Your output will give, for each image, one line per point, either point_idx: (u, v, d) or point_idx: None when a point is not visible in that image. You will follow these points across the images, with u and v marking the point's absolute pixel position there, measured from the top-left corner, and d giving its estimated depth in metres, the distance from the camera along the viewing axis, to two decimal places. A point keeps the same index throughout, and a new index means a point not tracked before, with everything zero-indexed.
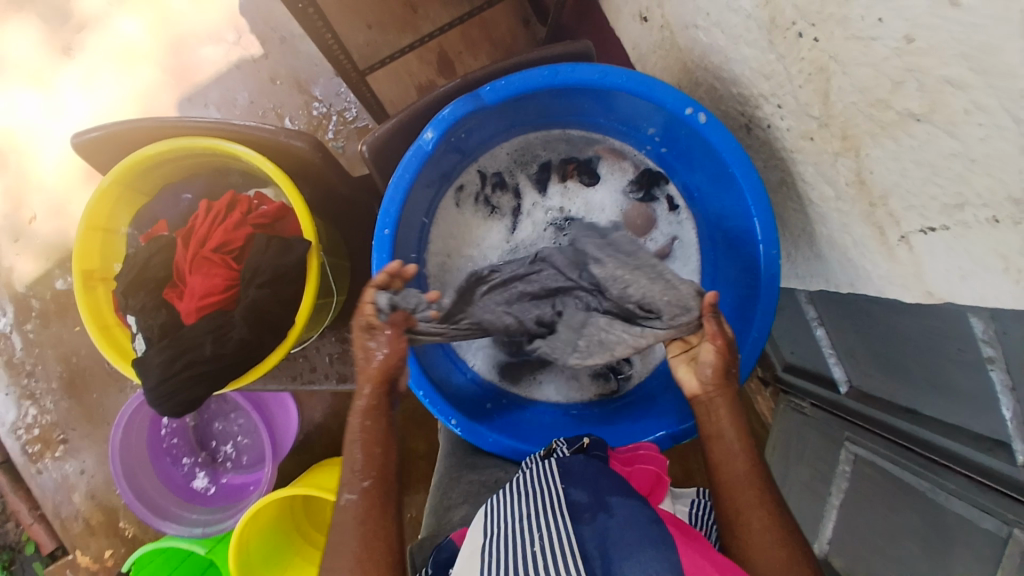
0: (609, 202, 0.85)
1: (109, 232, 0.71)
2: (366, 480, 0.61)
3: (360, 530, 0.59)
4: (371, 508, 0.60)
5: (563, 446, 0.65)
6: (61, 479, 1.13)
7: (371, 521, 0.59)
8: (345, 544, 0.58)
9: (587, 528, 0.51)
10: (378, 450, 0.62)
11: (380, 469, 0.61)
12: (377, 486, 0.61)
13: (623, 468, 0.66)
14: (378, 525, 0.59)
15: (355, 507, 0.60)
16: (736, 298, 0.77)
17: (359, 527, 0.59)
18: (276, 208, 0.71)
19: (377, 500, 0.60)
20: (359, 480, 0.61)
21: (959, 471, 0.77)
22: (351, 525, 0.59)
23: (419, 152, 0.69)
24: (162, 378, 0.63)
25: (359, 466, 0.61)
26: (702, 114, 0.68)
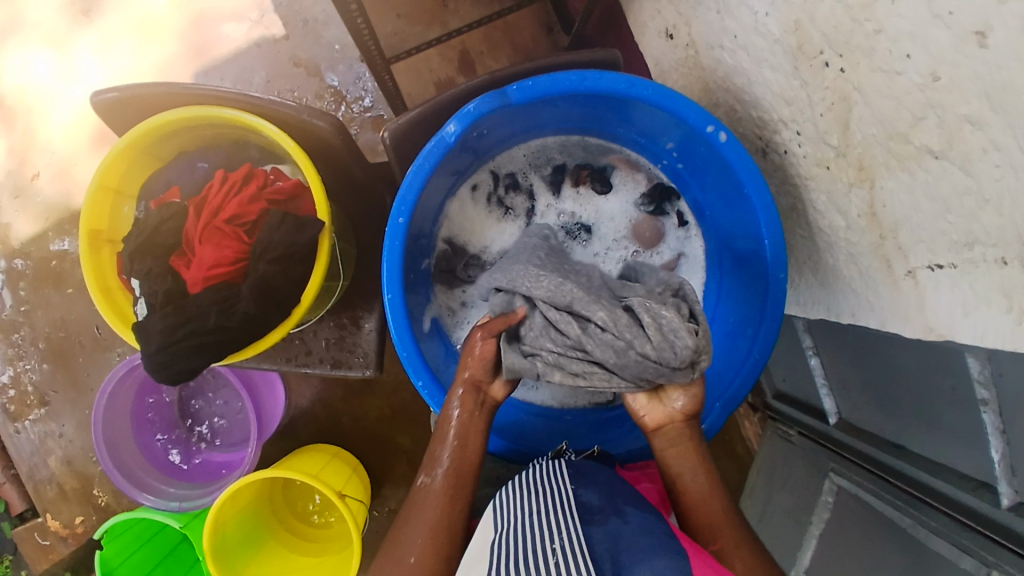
0: (619, 211, 0.86)
1: (119, 194, 0.71)
2: (443, 469, 0.62)
3: (433, 509, 0.59)
4: (449, 492, 0.61)
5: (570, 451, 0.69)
6: (38, 443, 1.11)
7: (446, 506, 0.60)
8: (422, 522, 0.58)
9: (578, 522, 0.52)
10: (458, 443, 0.64)
11: (460, 466, 0.63)
12: (454, 474, 0.62)
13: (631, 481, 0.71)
14: (449, 511, 0.60)
15: (431, 490, 0.61)
16: (737, 319, 0.78)
17: (434, 505, 0.60)
18: (293, 185, 0.71)
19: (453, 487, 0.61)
20: (437, 468, 0.62)
21: (940, 510, 0.78)
22: (426, 508, 0.60)
23: (440, 144, 0.70)
24: (162, 345, 0.62)
25: (442, 457, 0.63)
26: (723, 133, 0.69)
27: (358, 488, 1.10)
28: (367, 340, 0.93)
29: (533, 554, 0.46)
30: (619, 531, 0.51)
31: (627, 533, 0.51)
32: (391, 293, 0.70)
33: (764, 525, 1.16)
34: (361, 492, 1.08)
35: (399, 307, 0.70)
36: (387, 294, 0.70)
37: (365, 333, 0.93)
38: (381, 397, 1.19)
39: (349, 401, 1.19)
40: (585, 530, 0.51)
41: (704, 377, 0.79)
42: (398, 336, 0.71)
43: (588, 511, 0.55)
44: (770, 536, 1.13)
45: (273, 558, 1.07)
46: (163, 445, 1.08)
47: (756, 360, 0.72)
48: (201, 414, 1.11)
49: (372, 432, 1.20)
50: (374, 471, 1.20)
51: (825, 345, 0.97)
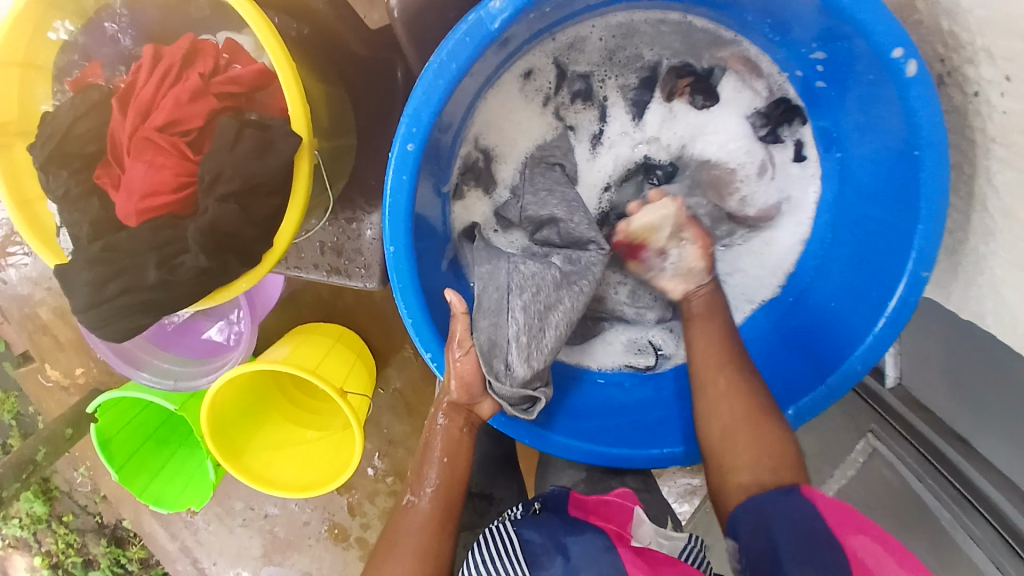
0: (722, 134, 0.64)
1: (30, 67, 0.50)
2: (432, 485, 0.56)
3: (421, 537, 0.53)
4: (432, 519, 0.55)
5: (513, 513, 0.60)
6: (26, 291, 1.04)
7: (432, 528, 0.54)
8: (405, 543, 0.53)
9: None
10: (447, 460, 0.57)
11: (449, 480, 0.57)
12: (442, 495, 0.56)
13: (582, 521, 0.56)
14: (435, 536, 0.54)
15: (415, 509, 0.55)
16: (840, 307, 0.59)
17: (416, 534, 0.53)
18: (258, 74, 0.50)
19: (440, 513, 0.55)
20: (424, 485, 0.56)
21: (991, 521, 0.64)
22: (411, 528, 0.54)
23: (478, 31, 0.47)
24: (89, 302, 0.48)
25: (429, 471, 0.57)
26: (913, 62, 0.46)
27: (361, 379, 1.04)
28: (370, 248, 0.77)
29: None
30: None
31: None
32: (394, 247, 0.53)
33: None
34: (364, 384, 1.02)
35: (406, 261, 0.53)
36: (390, 247, 0.52)
37: (367, 241, 0.76)
38: None
39: None
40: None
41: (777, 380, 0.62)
42: (401, 296, 0.54)
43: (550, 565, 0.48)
44: None
45: (275, 432, 1.05)
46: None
47: (857, 371, 0.54)
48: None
49: (378, 316, 1.11)
50: (376, 352, 1.13)
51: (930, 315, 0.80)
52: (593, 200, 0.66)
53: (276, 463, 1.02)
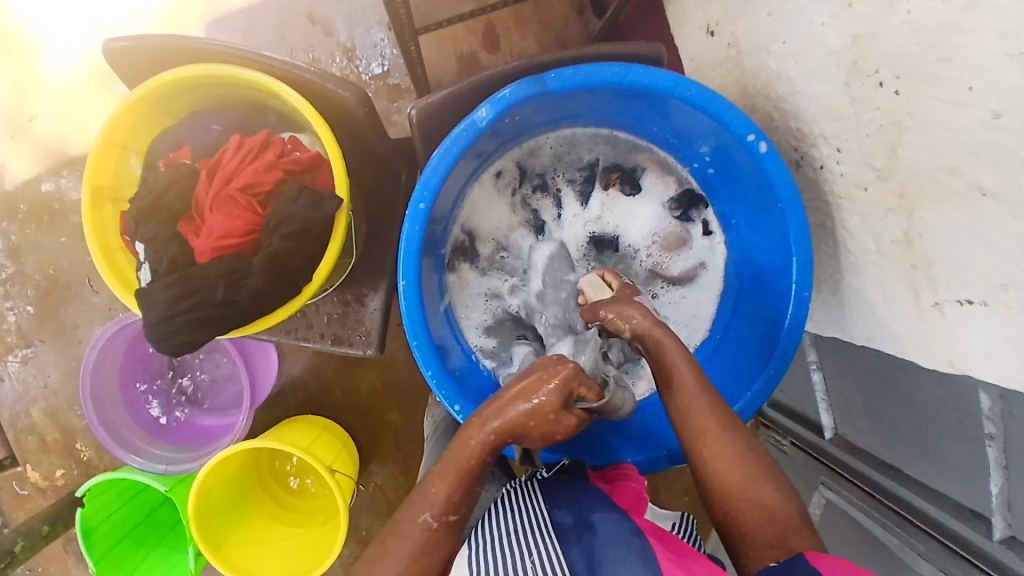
0: (647, 213, 0.84)
1: (124, 148, 0.67)
2: (453, 514, 0.55)
3: (416, 558, 0.53)
4: (434, 542, 0.54)
5: (542, 467, 0.72)
6: (22, 391, 1.09)
7: (436, 556, 0.54)
8: (398, 558, 0.53)
9: (555, 543, 0.54)
10: (472, 489, 0.57)
11: (465, 509, 0.56)
12: (453, 526, 0.55)
13: (605, 487, 0.68)
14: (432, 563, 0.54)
15: (427, 529, 0.54)
16: (758, 333, 0.76)
17: (421, 557, 0.53)
18: (312, 157, 0.68)
19: (444, 538, 0.55)
20: (448, 513, 0.55)
21: (930, 534, 0.79)
22: (409, 542, 0.54)
23: (471, 128, 0.67)
24: (165, 314, 0.60)
25: (453, 497, 0.55)
26: (763, 143, 0.67)
27: (348, 463, 1.10)
28: (370, 319, 0.89)
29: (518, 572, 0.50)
30: (594, 544, 0.54)
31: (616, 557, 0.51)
32: (406, 280, 0.68)
33: None
34: (351, 467, 1.08)
35: (413, 292, 0.68)
36: (403, 280, 0.67)
37: (369, 312, 0.89)
38: (375, 372, 1.17)
39: (344, 373, 1.17)
40: (565, 552, 0.53)
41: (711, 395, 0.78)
42: (410, 323, 0.69)
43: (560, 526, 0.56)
44: None
45: (255, 527, 1.05)
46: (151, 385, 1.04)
47: (770, 378, 0.70)
48: (200, 390, 1.08)
49: (364, 409, 1.18)
50: (360, 445, 1.18)
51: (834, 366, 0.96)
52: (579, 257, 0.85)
53: (254, 558, 1.00)
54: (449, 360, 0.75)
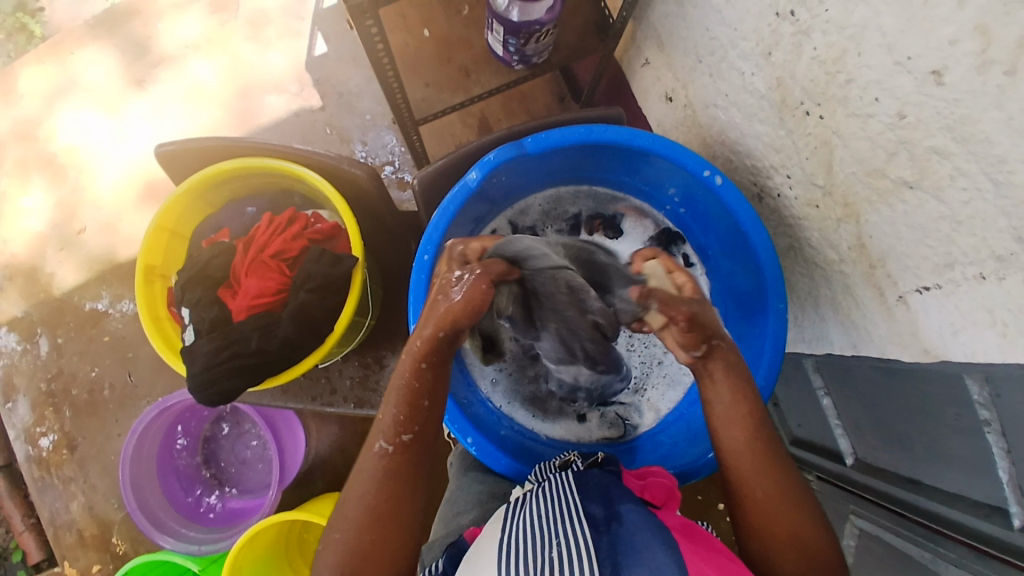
0: (631, 253, 0.92)
1: (174, 233, 0.79)
2: (407, 434, 0.61)
3: (385, 484, 0.61)
4: (395, 463, 0.61)
5: (578, 460, 0.71)
6: (62, 488, 1.14)
7: (400, 475, 0.61)
8: (367, 487, 0.61)
9: (584, 529, 0.54)
10: (426, 404, 0.62)
11: (422, 427, 0.62)
12: (415, 443, 0.62)
13: (637, 482, 0.68)
14: (395, 482, 0.61)
15: (389, 453, 0.61)
16: (749, 351, 0.83)
17: (382, 481, 0.61)
18: (331, 227, 0.77)
19: (403, 457, 0.61)
20: (401, 434, 0.61)
21: (959, 540, 0.78)
22: (376, 471, 0.61)
23: (463, 189, 0.78)
24: (206, 365, 0.68)
25: (404, 418, 0.61)
26: (718, 177, 0.77)
27: None
28: (388, 380, 0.96)
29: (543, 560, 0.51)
30: (621, 531, 0.53)
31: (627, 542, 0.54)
32: (416, 323, 0.77)
33: None
34: None
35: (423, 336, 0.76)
36: (412, 324, 0.75)
37: (387, 373, 0.96)
38: None
39: None
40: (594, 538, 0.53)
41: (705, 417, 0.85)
42: None
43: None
44: None
45: None
46: (184, 479, 1.09)
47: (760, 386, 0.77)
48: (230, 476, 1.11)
49: None
50: None
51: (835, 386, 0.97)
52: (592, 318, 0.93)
53: None
54: (469, 409, 0.82)
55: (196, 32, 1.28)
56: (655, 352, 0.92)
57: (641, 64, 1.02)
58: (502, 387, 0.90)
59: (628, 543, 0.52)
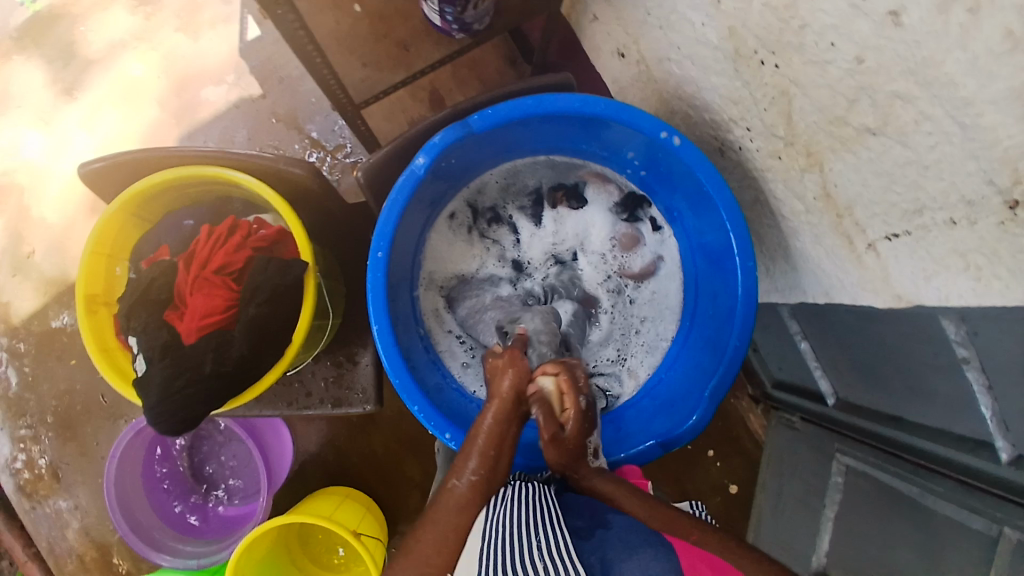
0: (597, 222, 0.91)
1: (113, 257, 0.74)
2: (476, 474, 0.60)
3: (458, 519, 0.57)
4: (469, 502, 0.59)
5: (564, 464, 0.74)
6: (54, 517, 1.12)
7: (471, 513, 0.58)
8: (444, 523, 0.56)
9: (571, 548, 0.57)
10: (492, 452, 0.62)
11: (490, 469, 0.62)
12: (483, 485, 0.60)
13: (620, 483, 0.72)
14: (468, 519, 0.57)
15: (457, 491, 0.59)
16: (720, 311, 0.80)
17: (455, 512, 0.57)
18: (275, 231, 0.74)
19: (477, 497, 0.59)
20: (470, 472, 0.61)
21: (945, 474, 0.79)
22: (449, 508, 0.58)
23: (411, 176, 0.73)
24: (162, 395, 0.66)
25: (473, 460, 0.61)
26: (676, 138, 0.74)
27: (374, 525, 1.11)
28: (363, 375, 0.95)
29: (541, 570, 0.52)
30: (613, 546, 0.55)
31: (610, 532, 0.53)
32: (378, 324, 0.73)
33: (778, 515, 1.12)
34: (377, 529, 1.09)
35: (388, 335, 0.73)
36: (375, 326, 0.72)
37: (361, 369, 0.95)
38: (385, 432, 1.20)
39: (357, 440, 1.19)
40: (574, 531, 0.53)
41: (684, 383, 0.82)
42: (391, 365, 0.73)
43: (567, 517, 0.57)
44: (785, 525, 1.10)
45: None
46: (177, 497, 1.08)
47: (734, 347, 0.74)
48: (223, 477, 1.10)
49: (382, 471, 1.20)
50: (385, 508, 1.19)
51: (814, 332, 0.96)
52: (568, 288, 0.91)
53: None
54: (441, 402, 0.79)
55: (121, 29, 1.20)
56: (633, 317, 0.91)
57: (589, 20, 0.97)
58: (477, 371, 0.88)
59: None
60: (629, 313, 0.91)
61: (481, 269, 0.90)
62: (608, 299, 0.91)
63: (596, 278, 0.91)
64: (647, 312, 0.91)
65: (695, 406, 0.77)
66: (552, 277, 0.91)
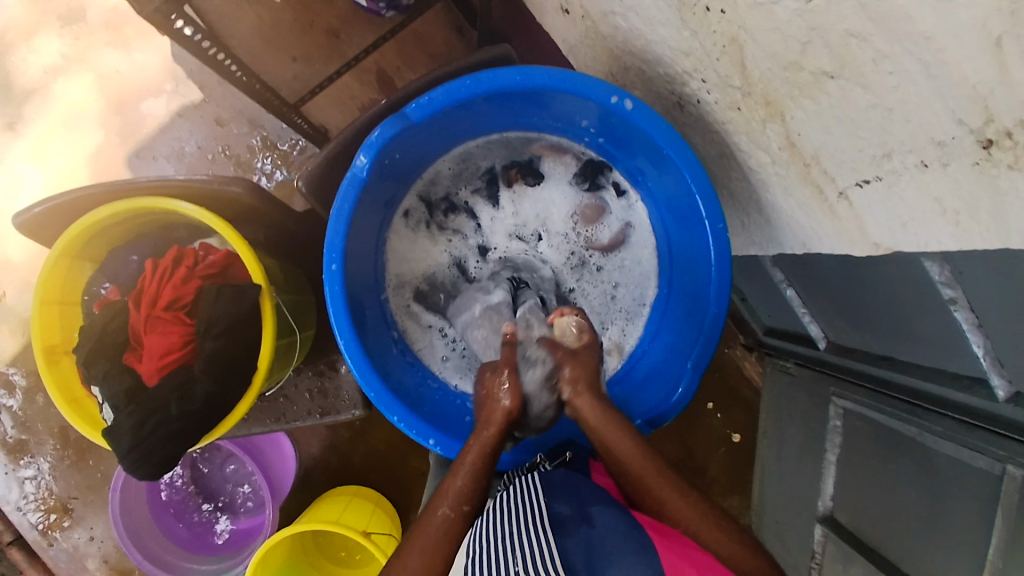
0: (558, 196, 0.88)
1: (66, 304, 0.72)
2: (467, 504, 0.61)
3: (438, 544, 0.58)
4: (453, 533, 0.59)
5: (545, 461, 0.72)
6: (72, 550, 1.14)
7: (456, 543, 0.59)
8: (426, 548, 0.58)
9: (548, 533, 0.54)
10: (481, 483, 0.62)
11: (478, 500, 0.62)
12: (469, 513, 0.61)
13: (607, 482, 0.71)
14: (451, 547, 0.58)
15: (442, 519, 0.60)
16: (693, 275, 0.78)
17: (440, 540, 0.58)
18: (223, 256, 0.71)
19: (462, 528, 0.60)
20: (461, 502, 0.61)
21: (943, 413, 0.77)
22: (432, 533, 0.59)
23: (355, 180, 0.70)
24: (135, 441, 0.64)
25: (461, 489, 0.61)
26: (628, 102, 0.69)
27: (386, 519, 1.12)
28: (349, 382, 0.94)
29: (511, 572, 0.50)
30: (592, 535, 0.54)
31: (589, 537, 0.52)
32: (345, 339, 0.70)
33: (784, 462, 1.13)
34: (388, 523, 1.10)
35: (355, 348, 0.70)
36: (341, 341, 0.69)
37: (345, 376, 0.94)
38: (384, 425, 1.20)
39: (358, 437, 1.20)
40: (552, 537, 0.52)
41: (669, 351, 0.81)
42: (363, 377, 0.71)
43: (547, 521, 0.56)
44: (792, 472, 1.10)
45: None
46: (186, 523, 1.10)
47: (713, 313, 0.73)
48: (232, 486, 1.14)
49: (387, 463, 1.21)
50: (395, 499, 1.20)
51: (800, 280, 0.93)
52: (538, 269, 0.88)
53: None
54: (422, 405, 0.77)
55: (53, 54, 1.15)
56: (608, 289, 0.88)
57: None
58: (457, 365, 0.85)
59: None
60: (603, 285, 0.89)
61: (444, 264, 0.88)
62: (580, 275, 0.89)
63: (562, 256, 0.89)
64: (621, 280, 0.88)
65: (681, 375, 0.75)
66: (520, 259, 0.88)
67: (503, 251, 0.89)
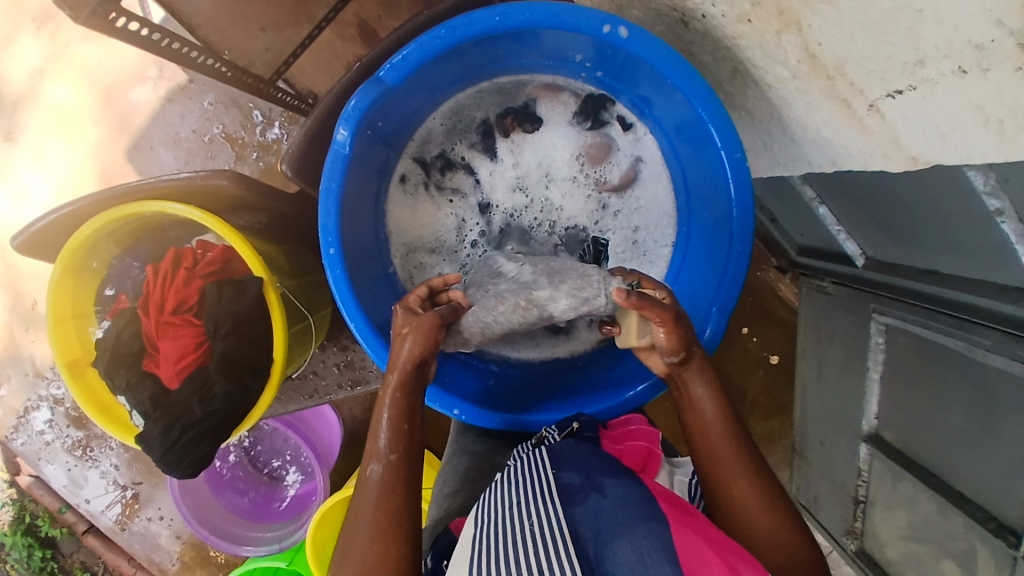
0: (559, 139, 0.82)
1: (78, 316, 0.72)
2: (394, 454, 0.61)
3: (381, 502, 0.59)
4: (391, 486, 0.60)
5: (552, 433, 0.70)
6: (146, 530, 1.22)
7: (398, 495, 0.60)
8: (368, 512, 0.59)
9: (557, 507, 0.53)
10: (406, 427, 0.62)
11: (407, 447, 0.62)
12: (402, 460, 0.61)
13: (615, 447, 0.70)
14: (395, 501, 0.59)
15: (376, 478, 0.60)
16: (712, 212, 0.73)
17: (378, 500, 0.59)
18: (221, 251, 0.71)
19: (399, 477, 0.61)
20: (386, 454, 0.61)
21: (991, 326, 0.71)
22: (368, 500, 0.60)
23: (337, 156, 0.66)
24: (165, 447, 0.66)
25: (384, 443, 0.61)
26: (622, 29, 0.62)
27: None
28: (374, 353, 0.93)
29: (518, 543, 0.49)
30: (601, 503, 0.52)
31: (606, 506, 0.52)
32: (355, 321, 0.68)
33: (825, 383, 1.09)
34: None
35: (367, 330, 0.67)
36: (351, 324, 0.67)
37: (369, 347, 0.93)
38: None
39: None
40: (573, 513, 0.52)
41: (693, 293, 0.77)
42: (378, 356, 0.69)
43: (568, 491, 0.55)
44: (834, 394, 1.06)
45: None
46: (252, 498, 1.16)
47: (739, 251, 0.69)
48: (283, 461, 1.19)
49: None
50: None
51: (834, 197, 0.86)
52: (547, 219, 0.83)
53: None
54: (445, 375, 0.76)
55: (36, 55, 1.13)
56: (624, 232, 0.83)
57: None
58: None
59: (606, 516, 0.50)
60: (618, 228, 0.83)
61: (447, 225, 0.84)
62: (594, 219, 0.84)
63: (572, 201, 0.83)
64: (636, 220, 0.83)
65: (706, 319, 0.72)
66: (527, 210, 0.83)
67: (505, 207, 0.84)
